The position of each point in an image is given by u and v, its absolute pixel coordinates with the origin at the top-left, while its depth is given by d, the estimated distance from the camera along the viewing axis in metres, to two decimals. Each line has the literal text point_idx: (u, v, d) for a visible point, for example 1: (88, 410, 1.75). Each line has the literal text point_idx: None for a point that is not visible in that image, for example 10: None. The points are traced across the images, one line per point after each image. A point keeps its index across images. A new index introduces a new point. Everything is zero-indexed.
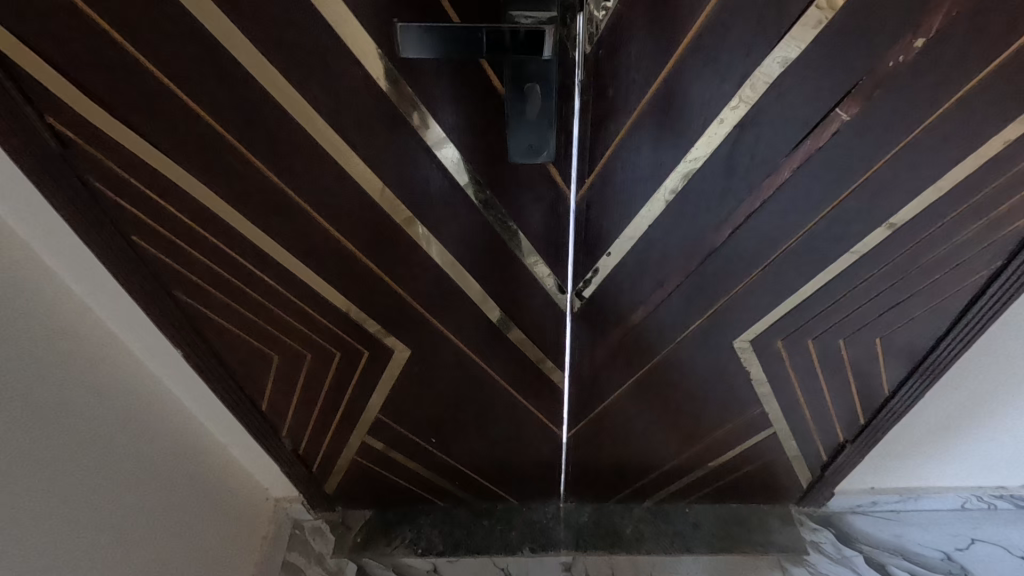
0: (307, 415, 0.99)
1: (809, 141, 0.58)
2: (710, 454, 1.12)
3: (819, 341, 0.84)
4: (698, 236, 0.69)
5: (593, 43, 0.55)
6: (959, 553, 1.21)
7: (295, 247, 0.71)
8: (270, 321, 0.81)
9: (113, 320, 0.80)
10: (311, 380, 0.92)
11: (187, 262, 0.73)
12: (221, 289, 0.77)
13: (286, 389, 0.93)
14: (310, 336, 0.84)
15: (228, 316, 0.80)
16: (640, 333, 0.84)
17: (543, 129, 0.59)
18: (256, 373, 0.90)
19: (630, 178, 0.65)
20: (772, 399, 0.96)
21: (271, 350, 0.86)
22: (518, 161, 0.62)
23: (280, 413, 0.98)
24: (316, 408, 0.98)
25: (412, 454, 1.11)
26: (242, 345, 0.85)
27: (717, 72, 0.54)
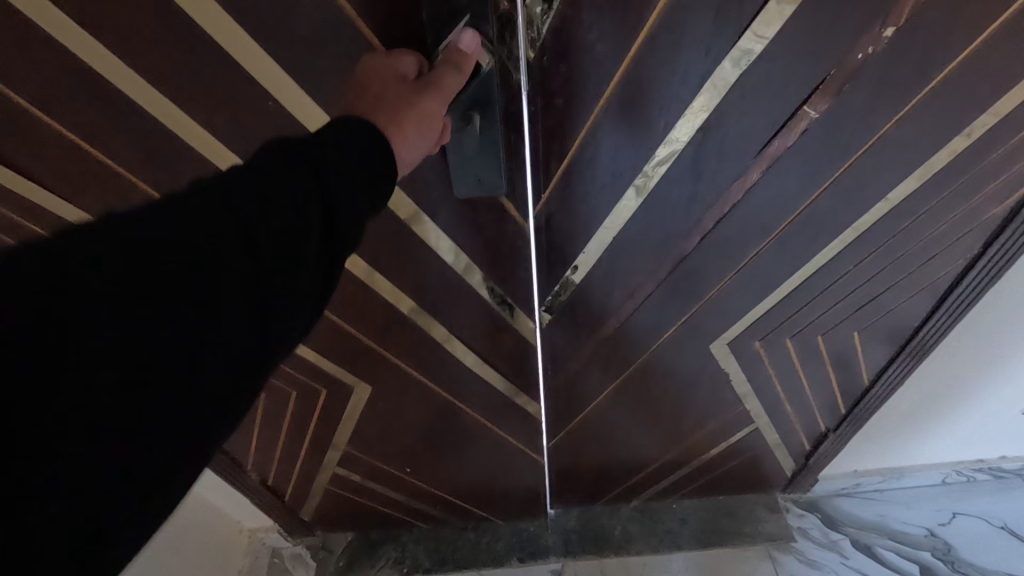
0: (272, 449, 0.94)
1: (778, 140, 0.54)
2: (693, 452, 1.10)
3: (797, 338, 0.81)
4: (668, 243, 0.65)
5: (536, 49, 0.49)
6: (942, 528, 1.21)
7: None
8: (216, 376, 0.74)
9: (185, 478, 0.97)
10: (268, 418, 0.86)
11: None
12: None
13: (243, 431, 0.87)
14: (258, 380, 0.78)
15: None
16: (614, 343, 0.81)
17: (498, 152, 0.53)
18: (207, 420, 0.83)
19: (592, 188, 0.60)
20: (753, 397, 0.93)
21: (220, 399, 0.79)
22: (467, 195, 0.58)
23: (241, 449, 0.93)
24: (281, 442, 0.93)
25: (388, 484, 1.07)
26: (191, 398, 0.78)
27: (676, 72, 0.50)
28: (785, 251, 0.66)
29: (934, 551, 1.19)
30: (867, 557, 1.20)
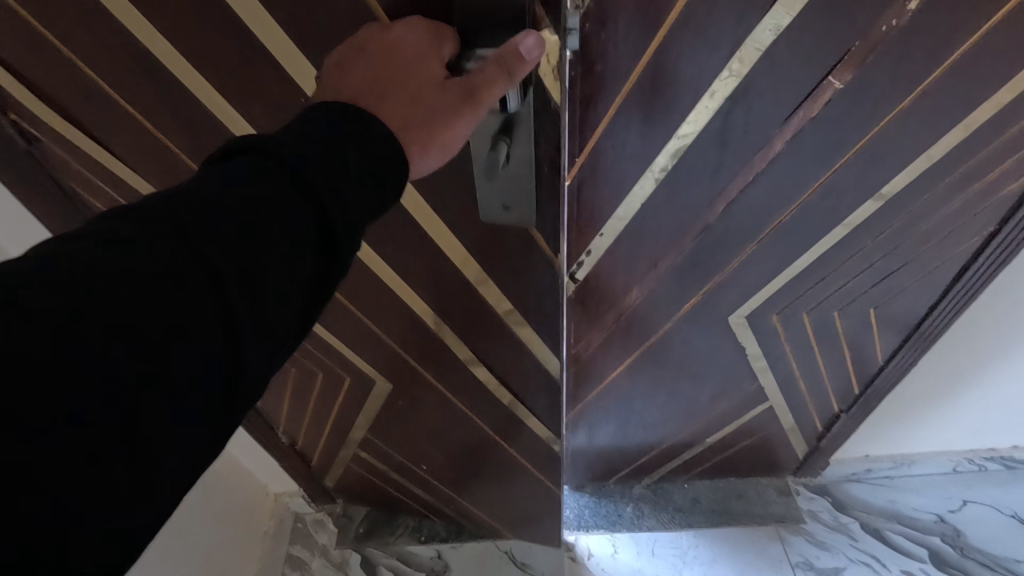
0: (303, 412, 0.98)
1: (801, 111, 0.57)
2: (707, 431, 1.13)
3: (813, 313, 0.83)
4: (692, 212, 0.68)
5: (579, 15, 0.52)
6: (952, 515, 1.23)
7: None
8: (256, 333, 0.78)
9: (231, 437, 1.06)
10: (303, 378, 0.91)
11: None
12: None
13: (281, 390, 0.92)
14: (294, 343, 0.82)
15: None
16: (634, 314, 0.84)
17: (523, 182, 0.51)
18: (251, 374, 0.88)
19: (622, 156, 0.63)
20: (768, 373, 0.96)
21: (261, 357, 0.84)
22: (494, 217, 0.57)
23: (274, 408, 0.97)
24: (310, 407, 0.97)
25: (408, 475, 1.12)
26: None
27: (708, 41, 0.53)
28: (805, 223, 0.69)
29: (943, 537, 1.21)
30: (877, 541, 1.21)
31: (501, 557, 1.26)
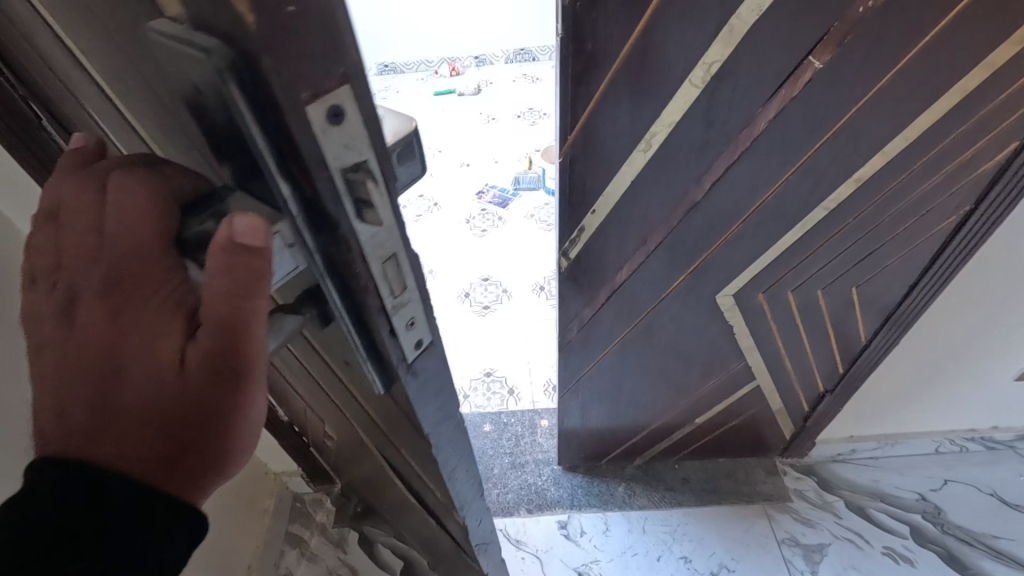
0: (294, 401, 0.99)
1: (783, 91, 0.59)
2: (697, 409, 1.16)
3: (798, 293, 0.86)
4: (678, 191, 0.71)
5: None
6: (933, 493, 1.27)
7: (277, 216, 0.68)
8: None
9: None
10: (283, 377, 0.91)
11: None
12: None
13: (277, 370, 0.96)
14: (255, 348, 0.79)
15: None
16: (625, 293, 0.86)
17: (355, 356, 0.38)
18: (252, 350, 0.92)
19: (610, 135, 0.66)
20: (755, 352, 0.99)
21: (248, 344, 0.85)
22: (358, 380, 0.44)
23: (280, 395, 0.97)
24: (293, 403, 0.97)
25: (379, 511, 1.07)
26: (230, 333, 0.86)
27: (695, 20, 0.55)
28: (790, 200, 0.71)
29: (925, 514, 1.24)
30: (861, 519, 1.25)
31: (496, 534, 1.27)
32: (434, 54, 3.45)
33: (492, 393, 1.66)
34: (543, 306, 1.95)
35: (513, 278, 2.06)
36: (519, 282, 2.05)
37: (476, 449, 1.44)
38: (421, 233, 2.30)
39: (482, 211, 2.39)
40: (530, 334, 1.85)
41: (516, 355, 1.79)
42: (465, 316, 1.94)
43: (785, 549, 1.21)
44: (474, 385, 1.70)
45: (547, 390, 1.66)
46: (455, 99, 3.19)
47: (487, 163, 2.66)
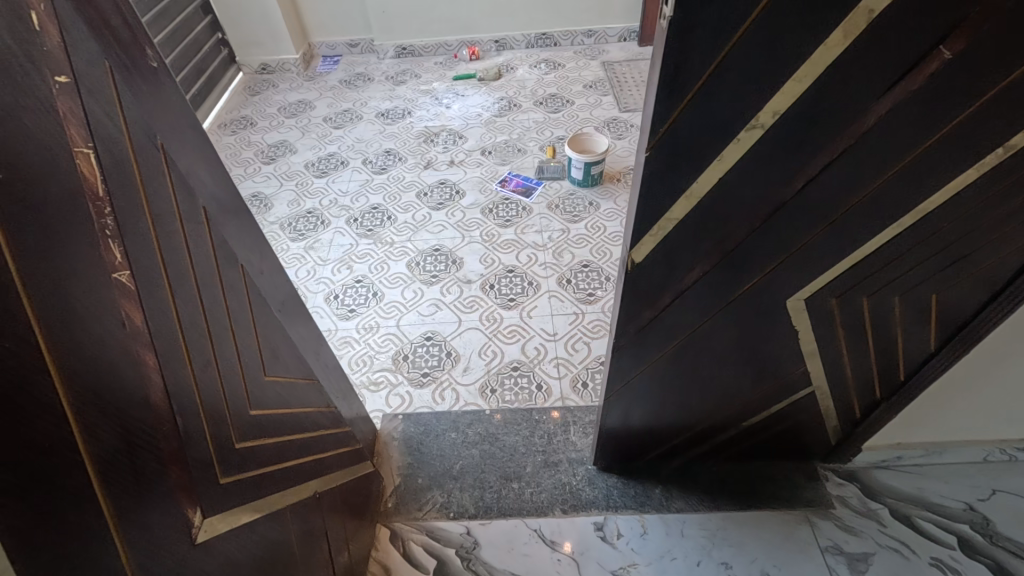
0: (284, 429, 0.84)
1: (902, 84, 0.54)
2: (745, 412, 1.12)
3: (874, 298, 0.81)
4: (767, 192, 0.66)
5: None
6: (981, 503, 1.23)
7: (108, 343, 0.49)
8: (154, 336, 0.55)
9: (329, 381, 1.12)
10: (252, 415, 0.75)
11: (218, 249, 0.71)
12: (173, 278, 0.59)
13: (241, 396, 0.73)
14: (151, 382, 0.54)
15: (187, 308, 0.62)
16: (691, 297, 0.83)
17: None
18: (274, 351, 0.85)
19: (703, 132, 0.60)
20: (817, 358, 0.95)
21: (192, 360, 0.62)
22: None
23: (304, 408, 0.93)
24: (275, 433, 0.81)
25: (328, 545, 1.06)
26: (204, 339, 0.65)
27: (818, 7, 0.49)
28: (885, 203, 0.66)
29: (972, 525, 1.20)
30: (905, 527, 1.21)
31: (530, 534, 1.24)
32: (454, 37, 3.37)
33: (520, 388, 1.64)
34: (571, 300, 1.90)
35: (539, 270, 2.02)
36: (545, 275, 2.00)
37: (508, 445, 1.41)
38: (445, 222, 2.26)
39: (507, 200, 2.34)
40: (557, 328, 1.81)
41: (544, 350, 1.75)
42: (491, 308, 1.90)
43: (829, 557, 1.17)
44: (502, 379, 1.67)
45: (577, 386, 1.62)
46: (476, 84, 3.13)
47: (511, 151, 2.60)
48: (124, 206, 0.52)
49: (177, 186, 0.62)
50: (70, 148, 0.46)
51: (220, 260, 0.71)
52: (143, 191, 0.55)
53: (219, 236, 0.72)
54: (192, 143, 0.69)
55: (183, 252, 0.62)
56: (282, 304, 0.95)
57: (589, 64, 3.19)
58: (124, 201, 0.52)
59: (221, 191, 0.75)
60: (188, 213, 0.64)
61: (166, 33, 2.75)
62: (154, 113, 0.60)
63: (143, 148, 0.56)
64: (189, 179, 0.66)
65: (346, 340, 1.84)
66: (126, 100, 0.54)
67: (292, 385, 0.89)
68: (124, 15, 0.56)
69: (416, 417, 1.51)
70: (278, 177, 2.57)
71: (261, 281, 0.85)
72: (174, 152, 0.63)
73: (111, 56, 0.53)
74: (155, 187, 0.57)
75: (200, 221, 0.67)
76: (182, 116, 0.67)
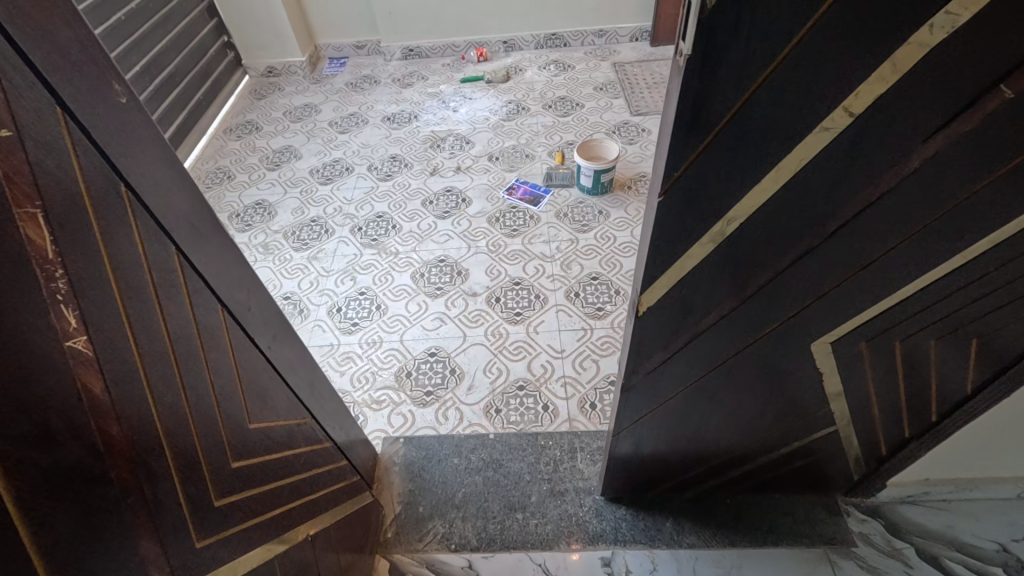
0: (273, 476, 0.79)
1: (956, 123, 0.46)
2: (763, 448, 1.07)
3: (908, 342, 0.74)
4: (794, 237, 0.59)
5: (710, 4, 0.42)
6: (1016, 544, 1.15)
7: (51, 426, 0.44)
8: (117, 404, 0.50)
9: (329, 415, 1.06)
10: (236, 469, 0.70)
11: (196, 297, 0.64)
12: (140, 337, 0.53)
13: (222, 452, 0.67)
14: (111, 457, 0.49)
15: (158, 367, 0.56)
16: (708, 339, 0.77)
17: None
18: (265, 395, 0.79)
19: (720, 176, 0.55)
20: (843, 399, 0.88)
21: (162, 425, 0.56)
22: None
23: (297, 451, 0.87)
24: (264, 483, 0.76)
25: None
26: (178, 399, 0.59)
27: (858, 45, 0.42)
28: (929, 248, 0.58)
29: (1006, 568, 1.13)
30: (933, 569, 1.15)
31: (535, 569, 1.19)
32: (463, 38, 3.31)
33: (526, 408, 1.58)
34: (579, 315, 1.84)
35: (546, 282, 1.96)
36: (553, 288, 1.94)
37: (513, 472, 1.36)
38: (451, 231, 2.20)
39: (514, 208, 2.28)
40: (565, 345, 1.75)
41: (551, 368, 1.69)
42: (497, 323, 1.84)
43: None
44: (507, 399, 1.61)
45: (585, 407, 1.56)
46: (484, 87, 3.06)
47: (518, 157, 2.54)
48: (80, 265, 0.46)
49: (144, 234, 0.56)
50: (11, 210, 0.41)
51: (203, 305, 0.66)
52: (105, 246, 0.50)
53: (199, 280, 0.65)
54: (169, 178, 0.62)
55: (156, 304, 0.57)
56: (280, 339, 0.89)
57: (600, 65, 3.11)
58: (82, 260, 0.47)
59: (207, 230, 0.68)
60: (160, 263, 0.58)
61: (171, 36, 2.71)
62: (126, 153, 0.55)
63: (101, 197, 0.50)
64: (169, 221, 0.61)
65: (347, 356, 1.80)
66: (82, 146, 0.48)
67: (284, 428, 0.84)
68: (90, 50, 0.51)
69: (418, 441, 1.46)
70: (282, 184, 2.53)
71: (253, 321, 0.79)
72: (146, 193, 0.57)
73: (71, 98, 0.48)
74: (116, 239, 0.51)
75: (174, 268, 0.60)
76: (157, 151, 0.60)
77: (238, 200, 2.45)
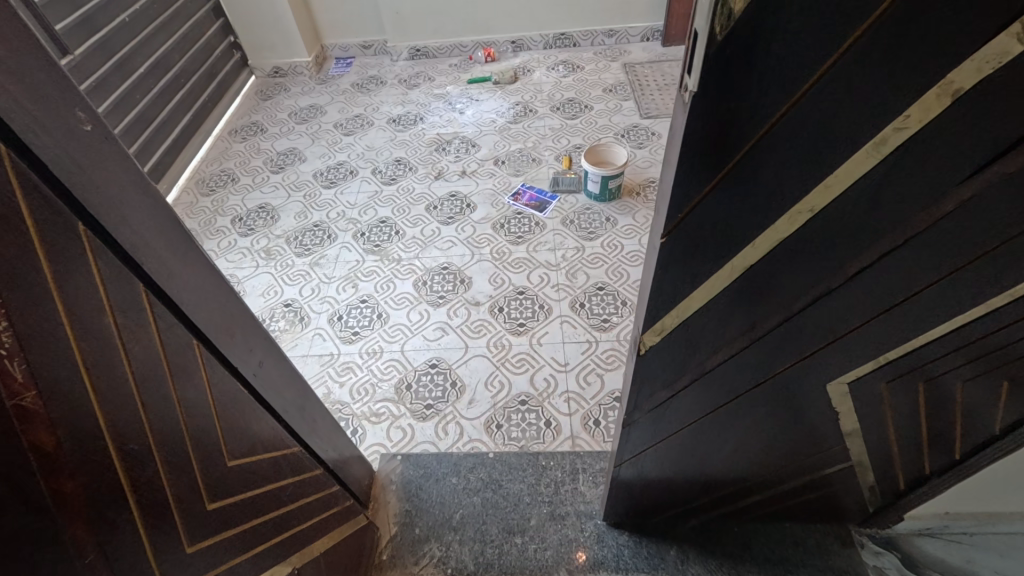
0: (256, 512, 0.76)
1: (994, 167, 0.39)
2: (772, 480, 1.02)
3: (932, 384, 0.68)
4: (810, 280, 0.55)
5: (724, 29, 0.39)
6: None
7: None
8: (76, 461, 0.47)
9: (321, 439, 1.02)
10: (213, 511, 0.66)
11: (167, 335, 0.60)
12: (101, 385, 0.50)
13: (199, 496, 0.63)
14: (64, 516, 0.46)
15: (124, 413, 0.52)
16: (717, 375, 0.73)
17: None
18: (247, 428, 0.75)
19: (727, 224, 0.52)
20: (859, 436, 0.83)
21: (129, 476, 0.53)
22: None
23: (281, 483, 0.84)
24: (244, 521, 0.72)
25: None
26: (148, 447, 0.55)
27: (884, 84, 0.37)
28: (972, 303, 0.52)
29: None
30: None
31: None
32: (470, 38, 3.26)
33: (527, 425, 1.53)
34: (584, 327, 1.79)
35: (551, 292, 1.92)
36: (558, 298, 1.90)
37: (513, 494, 1.32)
38: (455, 238, 2.16)
39: (519, 214, 2.23)
40: (569, 358, 1.70)
41: (554, 382, 1.64)
42: (500, 334, 1.80)
43: None
44: (508, 415, 1.57)
45: (588, 424, 1.52)
46: (491, 88, 3.01)
47: (525, 161, 2.49)
48: (27, 315, 0.43)
49: (106, 274, 0.52)
50: None
51: (174, 341, 0.61)
52: (57, 291, 0.46)
53: (171, 316, 0.61)
54: (141, 209, 0.58)
55: (120, 346, 0.53)
56: (266, 365, 0.85)
57: (609, 66, 3.05)
58: (29, 309, 0.43)
59: (180, 258, 0.64)
60: (123, 302, 0.54)
61: (178, 36, 2.70)
62: (90, 185, 0.51)
63: (57, 238, 0.46)
64: (138, 253, 0.57)
65: (347, 366, 1.77)
66: (37, 183, 0.44)
67: (269, 460, 0.80)
68: (53, 78, 0.48)
69: (416, 459, 1.43)
70: (285, 187, 2.51)
71: (235, 353, 0.75)
72: (110, 226, 0.53)
73: (23, 132, 0.44)
74: (73, 282, 0.48)
75: (142, 305, 0.56)
76: (129, 181, 0.56)
77: (241, 204, 2.43)
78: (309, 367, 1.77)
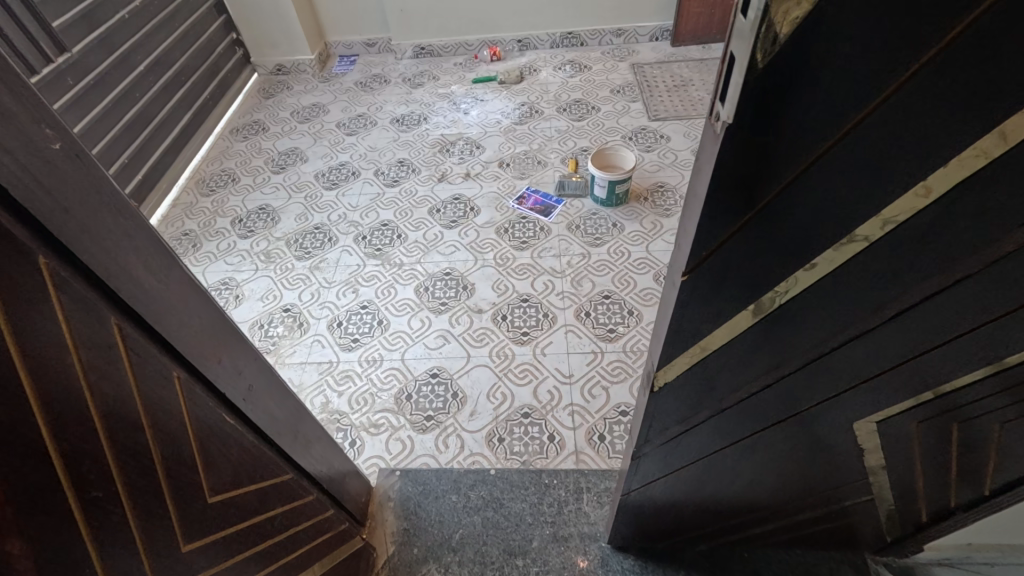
0: (237, 548, 0.72)
1: None
2: (787, 510, 0.97)
3: (967, 425, 0.63)
4: (841, 324, 0.50)
5: (767, 52, 0.35)
6: None
7: None
8: (23, 516, 0.43)
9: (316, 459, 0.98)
10: (186, 551, 0.62)
11: (142, 368, 0.56)
12: (55, 427, 0.46)
13: (171, 539, 0.60)
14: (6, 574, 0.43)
15: (82, 456, 0.48)
16: (738, 410, 0.69)
17: None
18: (232, 458, 0.71)
19: (755, 264, 0.48)
20: (883, 472, 0.79)
21: (87, 519, 0.49)
22: None
23: (268, 513, 0.80)
24: (223, 558, 0.69)
25: None
26: (113, 490, 0.52)
27: (941, 117, 0.32)
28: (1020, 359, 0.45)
29: None
30: None
31: None
32: (475, 36, 3.20)
33: (530, 439, 1.49)
34: (589, 336, 1.74)
35: (555, 300, 1.87)
36: (562, 306, 1.85)
37: (515, 514, 1.30)
38: (457, 242, 2.12)
39: (523, 219, 2.18)
40: (574, 369, 1.65)
41: (558, 394, 1.59)
42: (503, 342, 1.76)
43: None
44: (511, 428, 1.52)
45: (593, 439, 1.47)
46: (497, 88, 2.96)
47: (530, 164, 2.44)
48: None
49: (69, 308, 0.48)
50: None
51: (150, 373, 0.57)
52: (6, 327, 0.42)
53: (149, 347, 0.57)
54: (119, 233, 0.54)
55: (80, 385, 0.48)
56: (257, 387, 0.80)
57: (617, 66, 2.99)
58: None
59: (160, 279, 0.59)
60: (89, 339, 0.50)
61: (179, 33, 2.65)
62: (56, 207, 0.47)
63: (10, 273, 0.42)
64: (111, 279, 0.53)
65: (346, 374, 1.72)
66: None
67: (256, 490, 0.77)
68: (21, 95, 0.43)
69: (414, 475, 1.41)
70: (286, 188, 2.46)
71: (221, 377, 0.70)
72: (81, 255, 0.49)
73: None
74: (26, 320, 0.44)
75: (112, 338, 0.52)
76: (104, 202, 0.52)
77: (241, 205, 2.39)
78: (308, 375, 1.73)
